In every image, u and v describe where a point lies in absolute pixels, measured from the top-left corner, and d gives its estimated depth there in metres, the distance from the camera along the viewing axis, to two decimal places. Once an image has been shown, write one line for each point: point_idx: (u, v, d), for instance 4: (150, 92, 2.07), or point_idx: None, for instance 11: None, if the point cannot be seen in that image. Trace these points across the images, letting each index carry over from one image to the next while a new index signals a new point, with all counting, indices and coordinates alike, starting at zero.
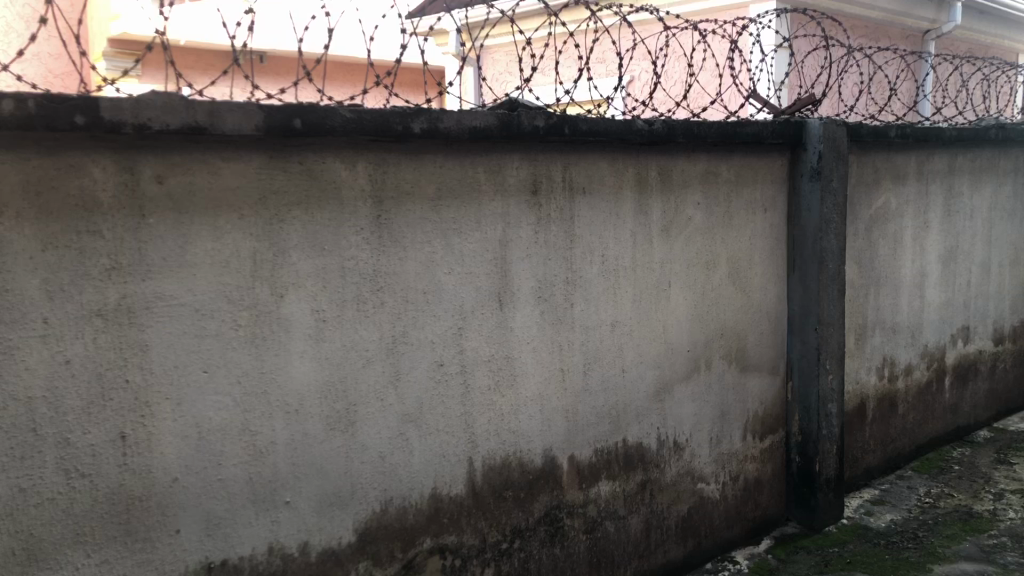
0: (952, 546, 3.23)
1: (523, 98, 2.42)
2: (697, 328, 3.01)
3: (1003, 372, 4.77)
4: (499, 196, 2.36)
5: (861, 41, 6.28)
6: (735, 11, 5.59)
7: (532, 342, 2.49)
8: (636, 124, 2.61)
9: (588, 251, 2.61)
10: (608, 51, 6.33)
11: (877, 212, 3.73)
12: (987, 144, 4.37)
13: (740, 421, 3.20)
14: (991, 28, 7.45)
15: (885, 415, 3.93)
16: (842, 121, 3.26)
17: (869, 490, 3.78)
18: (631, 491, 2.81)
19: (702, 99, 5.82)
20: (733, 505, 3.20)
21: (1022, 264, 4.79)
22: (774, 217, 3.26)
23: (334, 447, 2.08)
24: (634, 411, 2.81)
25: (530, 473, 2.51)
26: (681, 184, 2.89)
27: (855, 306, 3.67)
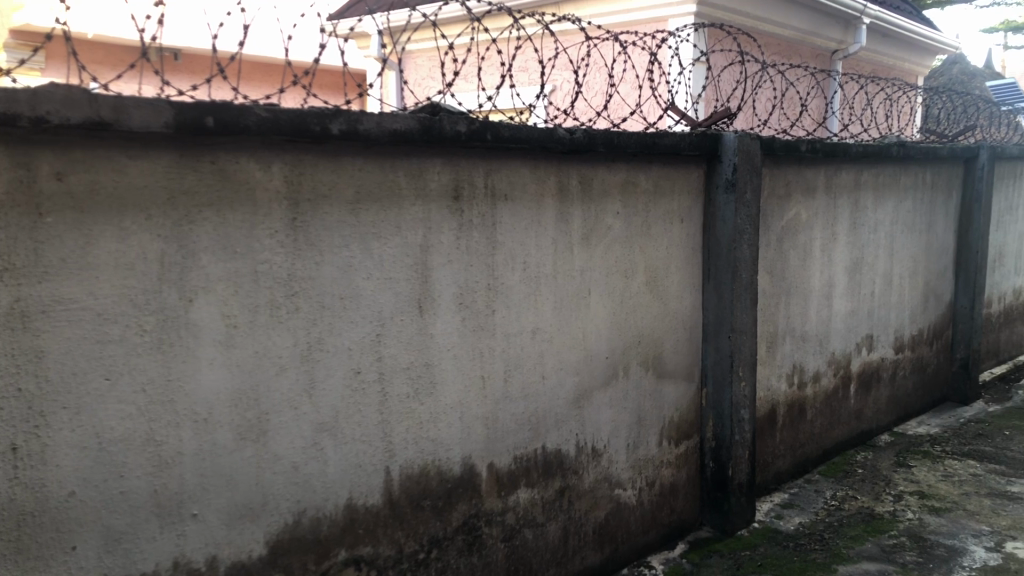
0: (856, 547, 3.35)
1: (444, 103, 2.39)
2: (615, 335, 3.04)
3: (902, 379, 4.98)
4: (419, 200, 2.33)
5: (774, 58, 6.47)
6: (659, 24, 5.70)
7: (452, 349, 2.46)
8: (557, 133, 2.62)
9: (509, 258, 2.60)
10: (530, 59, 6.37)
11: (788, 223, 3.84)
12: (890, 161, 4.55)
13: (656, 428, 3.24)
14: (893, 51, 7.79)
15: (794, 421, 4.05)
16: (755, 134, 3.34)
17: (778, 494, 3.88)
18: (550, 498, 2.81)
19: (622, 110, 5.91)
20: (649, 511, 3.23)
21: (920, 276, 5.02)
22: (690, 227, 3.32)
23: (244, 457, 2.00)
24: (554, 418, 2.81)
25: (448, 482, 2.48)
26: (601, 193, 2.91)
27: (767, 315, 3.77)
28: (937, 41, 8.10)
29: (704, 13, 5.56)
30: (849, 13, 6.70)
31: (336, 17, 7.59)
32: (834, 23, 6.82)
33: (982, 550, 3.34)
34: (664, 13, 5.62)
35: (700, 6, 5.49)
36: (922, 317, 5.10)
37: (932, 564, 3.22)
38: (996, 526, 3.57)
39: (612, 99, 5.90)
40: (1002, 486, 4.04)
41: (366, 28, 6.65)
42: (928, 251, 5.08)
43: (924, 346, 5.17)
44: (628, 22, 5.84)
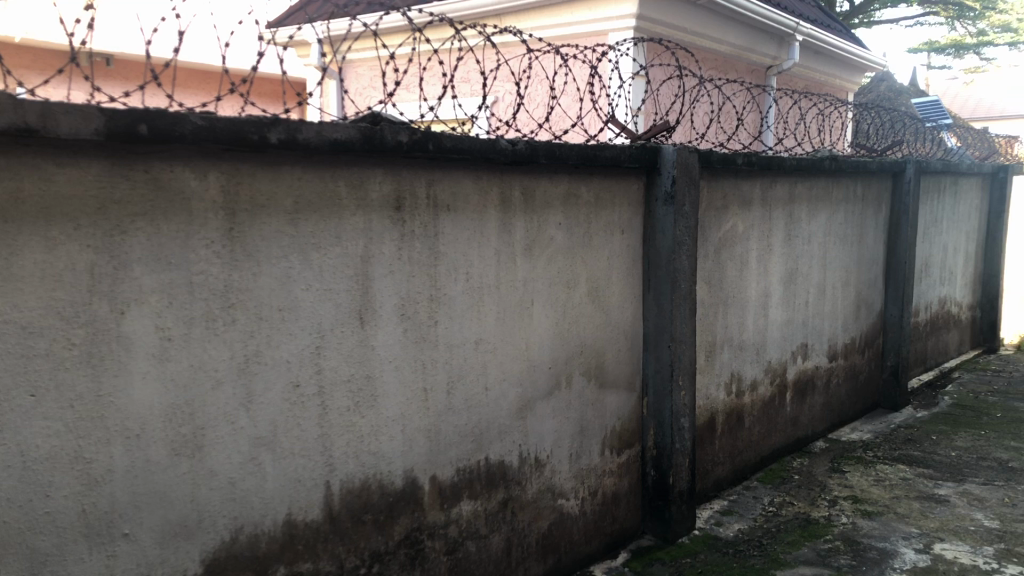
0: (793, 552, 3.42)
1: (386, 113, 2.37)
2: (558, 345, 3.05)
3: (836, 387, 5.11)
4: (360, 211, 2.30)
5: (711, 73, 6.61)
6: (600, 38, 5.77)
7: (394, 361, 2.44)
8: (499, 144, 2.62)
9: (451, 269, 2.59)
10: (472, 71, 6.38)
11: (725, 235, 3.92)
12: (823, 174, 4.68)
13: (599, 437, 3.26)
14: (825, 67, 8.03)
15: (733, 428, 4.12)
16: (693, 148, 3.40)
17: (718, 501, 3.94)
18: (493, 510, 2.80)
19: (563, 122, 5.96)
20: (591, 521, 3.24)
21: (852, 286, 5.17)
22: (630, 238, 3.36)
23: (179, 473, 1.95)
24: (496, 429, 2.81)
25: (390, 495, 2.45)
26: (543, 204, 2.92)
27: (705, 324, 3.84)
28: (865, 59, 8.37)
29: (643, 27, 5.66)
30: (782, 30, 6.89)
31: (276, 25, 7.50)
32: (769, 39, 7.00)
33: (912, 552, 3.44)
34: (604, 27, 5.69)
35: (640, 20, 5.58)
36: (854, 326, 5.25)
37: (865, 566, 3.31)
38: (925, 529, 3.68)
39: (554, 111, 5.94)
40: (931, 489, 4.17)
41: (306, 37, 6.58)
42: (859, 262, 5.23)
43: (856, 355, 5.32)
44: (568, 35, 5.90)
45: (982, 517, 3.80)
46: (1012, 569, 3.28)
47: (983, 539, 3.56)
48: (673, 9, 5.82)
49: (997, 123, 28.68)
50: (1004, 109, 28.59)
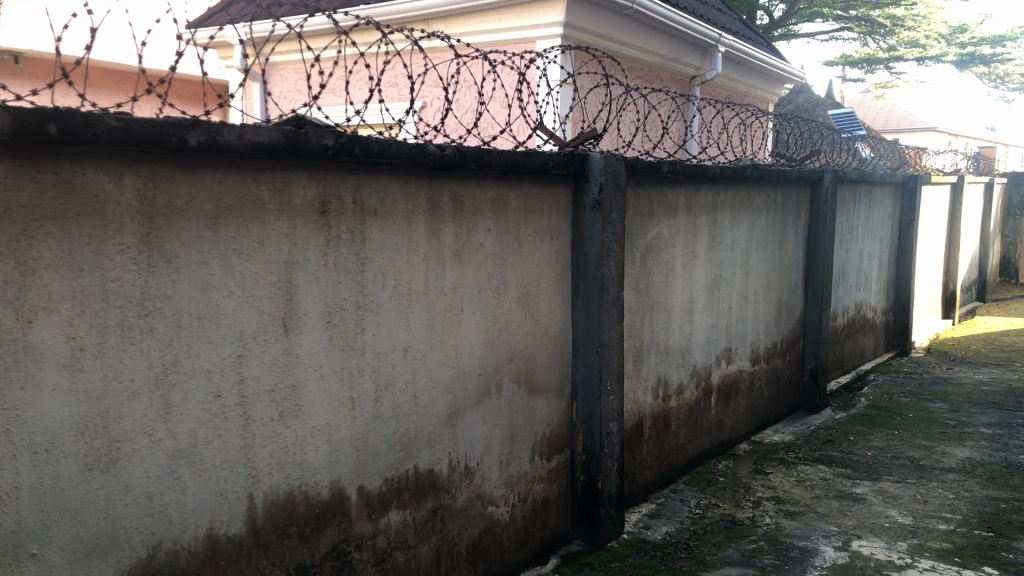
0: (719, 554, 3.47)
1: (311, 116, 2.32)
2: (487, 352, 3.03)
3: (759, 389, 5.23)
4: (284, 215, 2.25)
5: (636, 82, 6.72)
6: (528, 45, 5.82)
7: (320, 370, 2.38)
8: (427, 149, 2.60)
9: (379, 274, 2.55)
10: (400, 75, 6.34)
11: (651, 241, 3.97)
12: (745, 182, 4.79)
13: (529, 444, 3.26)
14: (746, 79, 8.25)
15: (660, 432, 4.17)
16: (619, 155, 3.43)
17: (646, 504, 3.98)
18: (422, 519, 2.76)
19: (492, 128, 5.97)
20: (522, 527, 3.24)
21: (773, 291, 5.30)
22: (560, 244, 3.37)
23: (91, 489, 1.86)
24: (426, 437, 2.77)
25: (315, 507, 2.39)
26: (472, 210, 2.91)
27: (633, 330, 3.88)
28: (783, 71, 8.62)
29: (571, 36, 5.71)
30: (705, 41, 7.04)
31: (197, 25, 7.30)
32: (692, 50, 7.15)
33: (832, 550, 3.53)
34: (532, 35, 5.73)
35: (567, 28, 5.63)
36: (776, 331, 5.39)
37: (788, 565, 3.38)
38: (843, 527, 3.79)
39: (482, 117, 5.95)
40: (849, 488, 4.31)
41: (228, 38, 6.43)
42: (780, 268, 5.38)
43: (777, 359, 5.45)
44: (497, 42, 5.94)
45: (896, 514, 3.93)
46: (924, 563, 3.40)
47: (898, 535, 3.69)
48: (599, 18, 5.89)
49: (907, 135, 29.88)
50: (914, 121, 29.83)
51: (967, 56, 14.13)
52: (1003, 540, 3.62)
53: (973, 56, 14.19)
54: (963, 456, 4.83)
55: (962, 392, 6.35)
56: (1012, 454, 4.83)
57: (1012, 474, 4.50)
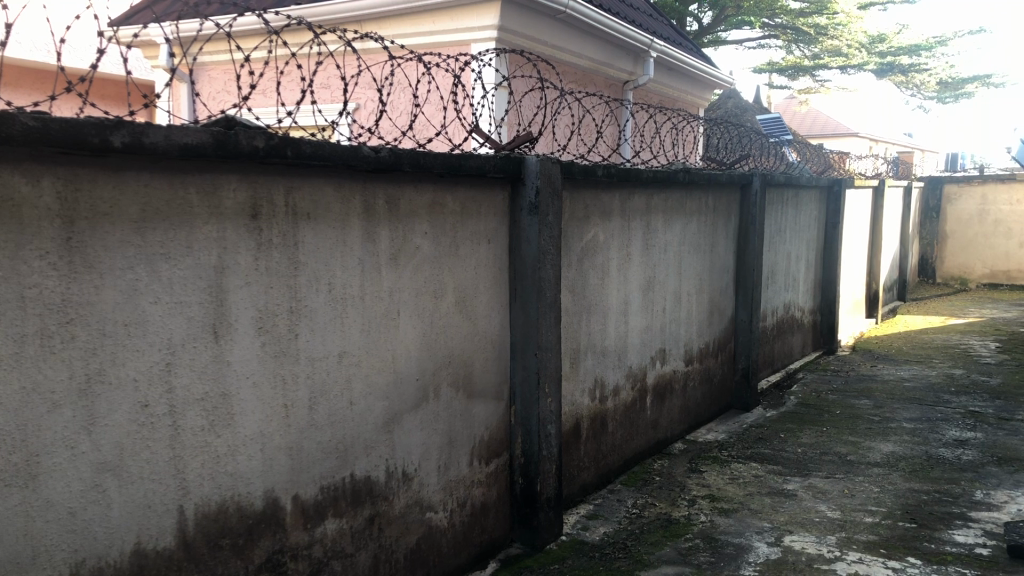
0: (656, 552, 3.51)
1: (241, 117, 2.26)
2: (424, 356, 3.00)
3: (692, 389, 5.32)
4: (213, 219, 2.18)
5: (570, 86, 6.76)
6: (463, 48, 5.81)
7: (251, 376, 2.32)
8: (362, 151, 2.56)
9: (312, 279, 2.50)
10: (332, 77, 6.25)
11: (587, 244, 4.00)
12: (677, 185, 4.86)
13: (467, 448, 3.24)
14: (677, 84, 8.38)
15: (597, 433, 4.19)
16: (554, 158, 3.44)
17: (584, 505, 4.00)
18: (358, 527, 2.72)
19: (427, 131, 5.94)
20: (460, 532, 3.22)
21: (705, 292, 5.40)
22: (496, 248, 3.36)
23: (8, 506, 1.77)
24: (362, 444, 2.73)
25: (249, 517, 2.33)
26: (408, 213, 2.88)
27: (570, 332, 3.90)
28: (713, 77, 8.79)
29: (506, 39, 5.72)
30: (637, 46, 7.13)
31: (119, 24, 7.06)
32: (625, 55, 7.24)
33: (765, 546, 3.61)
34: (467, 38, 5.73)
35: (501, 32, 5.64)
36: (708, 332, 5.48)
37: (722, 562, 3.44)
38: (776, 522, 3.87)
39: (417, 119, 5.93)
40: (780, 484, 4.40)
41: (153, 37, 6.24)
42: (711, 270, 5.48)
43: (710, 359, 5.55)
44: (431, 45, 5.92)
45: (825, 508, 4.04)
46: (852, 556, 3.50)
47: (827, 529, 3.79)
48: (533, 22, 5.91)
49: (832, 140, 30.79)
50: (837, 126, 30.77)
51: (886, 65, 14.63)
52: (925, 530, 3.75)
53: (892, 66, 14.71)
54: (887, 450, 4.99)
55: (885, 389, 6.57)
56: (933, 448, 5.02)
57: (933, 466, 4.67)
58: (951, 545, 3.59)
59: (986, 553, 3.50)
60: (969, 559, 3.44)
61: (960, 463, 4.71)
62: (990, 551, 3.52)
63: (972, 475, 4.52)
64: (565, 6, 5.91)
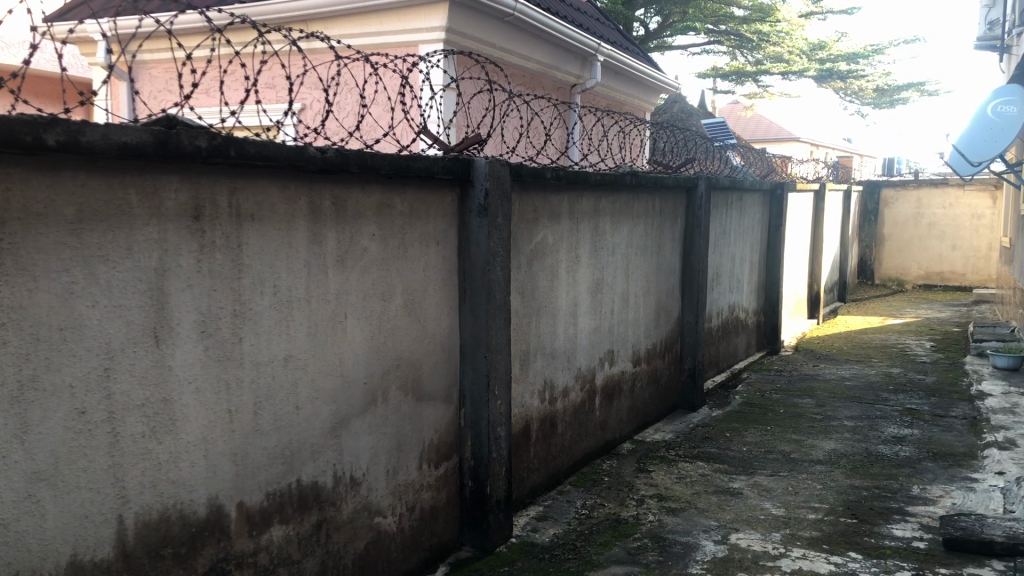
0: (605, 553, 3.53)
1: (183, 116, 2.21)
2: (372, 359, 2.97)
3: (640, 390, 5.36)
4: (154, 220, 2.13)
5: (519, 89, 6.78)
6: (411, 49, 5.78)
7: (194, 381, 2.27)
8: (308, 151, 2.53)
9: (257, 281, 2.45)
10: (277, 76, 6.17)
11: (536, 246, 4.01)
12: (625, 188, 4.90)
13: (416, 452, 3.22)
14: (623, 88, 8.47)
15: (546, 435, 4.20)
16: (503, 160, 3.44)
17: (533, 507, 4.00)
18: (306, 533, 2.67)
19: (374, 132, 5.90)
20: (409, 536, 3.19)
21: (652, 293, 5.45)
22: (445, 250, 3.34)
23: None
24: (309, 449, 2.69)
25: (192, 525, 2.28)
26: (355, 215, 2.84)
27: (519, 333, 3.90)
28: (658, 81, 8.90)
29: (454, 40, 5.71)
30: (584, 50, 7.18)
31: (54, 20, 6.86)
32: (573, 58, 7.28)
33: (712, 544, 3.66)
34: (414, 39, 5.70)
35: (449, 33, 5.63)
36: (655, 333, 5.54)
37: (670, 561, 3.47)
38: (722, 521, 3.93)
39: (364, 120, 5.88)
40: (726, 483, 4.47)
41: (91, 33, 6.08)
42: (658, 272, 5.54)
43: (657, 359, 5.61)
44: (379, 45, 5.88)
45: (770, 506, 4.11)
46: (796, 552, 3.56)
47: (772, 526, 3.85)
48: (480, 24, 5.91)
49: (775, 145, 31.36)
50: (780, 131, 31.36)
51: (826, 72, 14.93)
52: (866, 526, 3.84)
53: (831, 72, 15.01)
54: (829, 448, 5.10)
55: (826, 388, 6.72)
56: (872, 445, 5.15)
57: (872, 463, 4.79)
58: (890, 539, 3.68)
59: (923, 546, 3.60)
60: (907, 553, 3.53)
61: (898, 459, 4.84)
62: (927, 544, 3.62)
63: (910, 470, 4.65)
64: (512, 9, 5.91)
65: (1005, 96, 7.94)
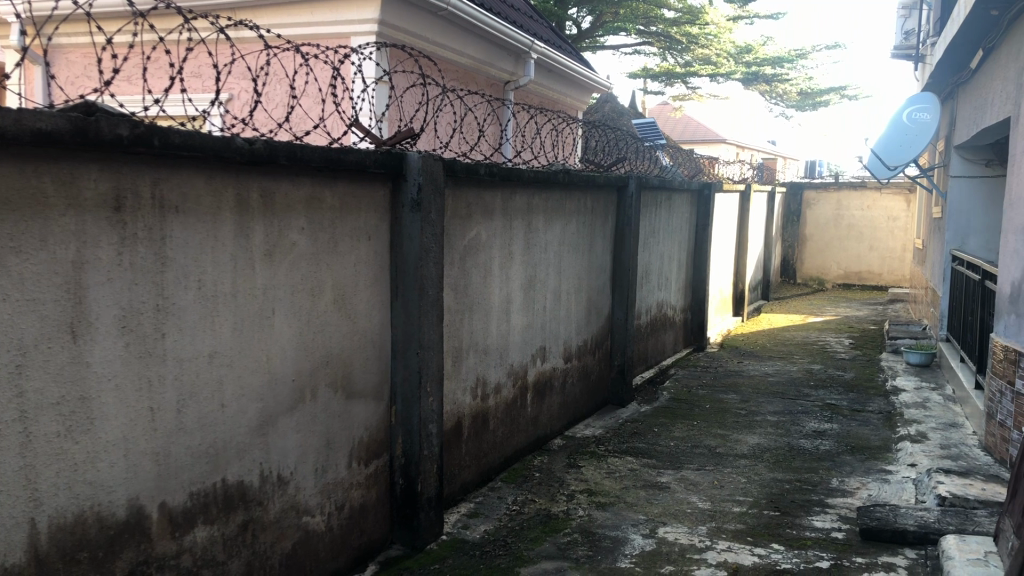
0: (536, 548, 3.55)
1: (103, 102, 2.13)
2: (300, 356, 2.91)
3: (571, 386, 5.40)
4: (71, 211, 2.04)
5: (453, 84, 6.74)
6: (342, 41, 5.70)
7: (114, 379, 2.19)
8: (234, 142, 2.46)
9: (181, 276, 2.37)
10: (203, 64, 6.00)
11: (469, 242, 3.99)
12: (557, 186, 4.93)
13: (346, 449, 3.17)
14: (556, 86, 8.52)
15: (478, 431, 4.19)
16: (436, 155, 3.42)
17: (464, 504, 3.99)
18: (231, 534, 2.61)
19: (304, 124, 5.79)
20: (338, 535, 3.14)
21: (584, 290, 5.50)
22: (377, 245, 3.30)
23: None
24: (235, 448, 2.62)
25: (110, 528, 2.19)
26: (284, 208, 2.78)
27: (451, 330, 3.88)
28: (591, 81, 8.98)
29: (387, 34, 5.64)
30: (518, 47, 7.19)
31: None
32: (507, 55, 7.29)
33: (640, 538, 3.71)
34: (346, 31, 5.62)
35: (383, 26, 5.56)
36: (586, 330, 5.59)
37: (600, 555, 3.51)
38: (650, 515, 3.99)
39: (294, 112, 5.79)
40: (654, 477, 4.54)
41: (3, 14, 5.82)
42: (589, 270, 5.58)
43: (588, 355, 5.66)
44: (310, 36, 5.77)
45: (697, 499, 4.19)
46: (721, 544, 3.64)
47: (698, 520, 3.93)
48: (414, 18, 5.86)
49: (703, 146, 31.96)
50: (707, 132, 32.00)
51: (752, 76, 15.27)
52: (788, 518, 3.96)
53: (757, 76, 15.36)
54: (753, 442, 5.23)
55: (751, 384, 6.88)
56: (794, 439, 5.30)
57: (794, 456, 4.93)
58: (810, 531, 3.80)
59: (841, 537, 3.73)
60: (826, 543, 3.65)
61: (818, 453, 5.00)
62: (845, 535, 3.75)
63: (829, 463, 4.81)
64: (445, 4, 5.86)
65: (919, 103, 8.20)
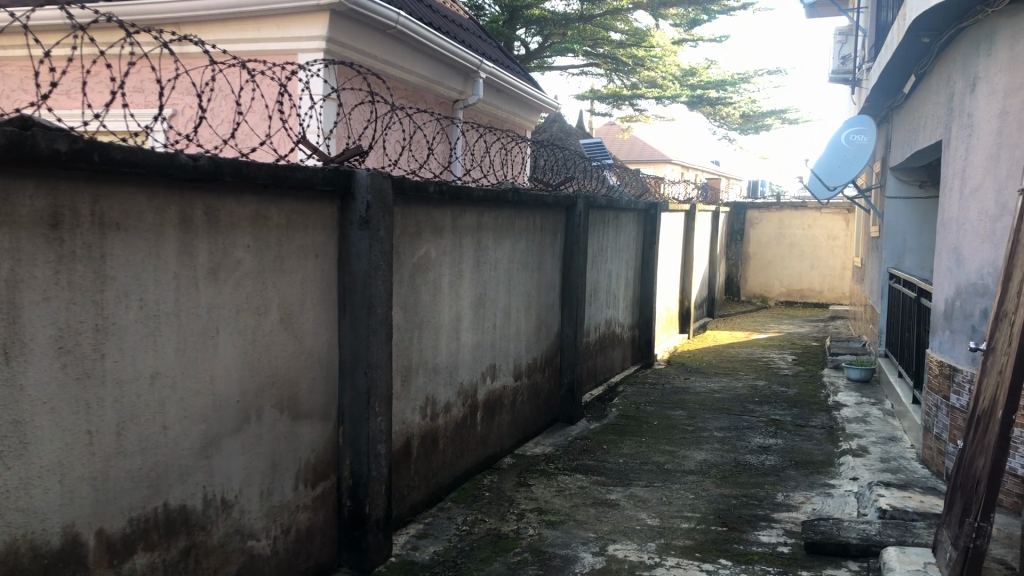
0: (485, 568, 3.53)
1: (41, 117, 2.07)
2: (245, 376, 2.85)
3: (521, 404, 5.40)
4: (5, 228, 1.98)
5: (401, 101, 6.73)
6: (289, 57, 5.64)
7: (48, 402, 2.11)
8: (179, 159, 2.41)
9: (122, 295, 2.31)
10: (146, 79, 5.89)
11: (418, 261, 3.97)
12: (506, 204, 4.94)
13: (292, 471, 3.11)
14: (505, 105, 8.57)
15: (428, 450, 4.16)
16: (385, 173, 3.40)
17: (413, 525, 3.94)
18: (173, 560, 2.54)
19: (250, 140, 5.73)
20: (284, 559, 3.08)
21: (533, 308, 5.51)
22: (325, 263, 3.26)
23: None
24: (176, 472, 2.55)
25: (44, 558, 2.11)
26: (229, 226, 2.73)
27: (400, 348, 3.85)
28: (539, 100, 9.05)
29: (335, 50, 5.61)
30: (467, 66, 7.21)
31: None
32: (455, 74, 7.31)
33: (590, 555, 3.71)
34: (293, 47, 5.56)
35: (330, 43, 5.54)
36: (536, 348, 5.59)
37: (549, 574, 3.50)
38: (599, 532, 3.99)
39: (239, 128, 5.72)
40: (604, 494, 4.56)
41: None
42: (538, 288, 5.60)
43: (537, 373, 5.66)
44: (256, 51, 5.71)
45: (645, 516, 4.22)
46: (670, 560, 3.67)
47: (647, 536, 3.95)
48: (362, 36, 5.84)
49: (649, 166, 32.39)
50: (654, 152, 32.46)
51: (696, 98, 15.58)
52: (735, 533, 4.00)
53: (701, 98, 15.68)
54: (700, 458, 5.29)
55: (697, 400, 6.97)
56: (740, 455, 5.37)
57: (740, 472, 5.00)
58: (757, 546, 3.84)
59: (787, 551, 3.78)
60: (772, 558, 3.70)
61: (764, 468, 5.08)
62: (790, 548, 3.80)
63: (774, 478, 4.88)
64: (394, 22, 5.86)
65: (856, 125, 8.44)
